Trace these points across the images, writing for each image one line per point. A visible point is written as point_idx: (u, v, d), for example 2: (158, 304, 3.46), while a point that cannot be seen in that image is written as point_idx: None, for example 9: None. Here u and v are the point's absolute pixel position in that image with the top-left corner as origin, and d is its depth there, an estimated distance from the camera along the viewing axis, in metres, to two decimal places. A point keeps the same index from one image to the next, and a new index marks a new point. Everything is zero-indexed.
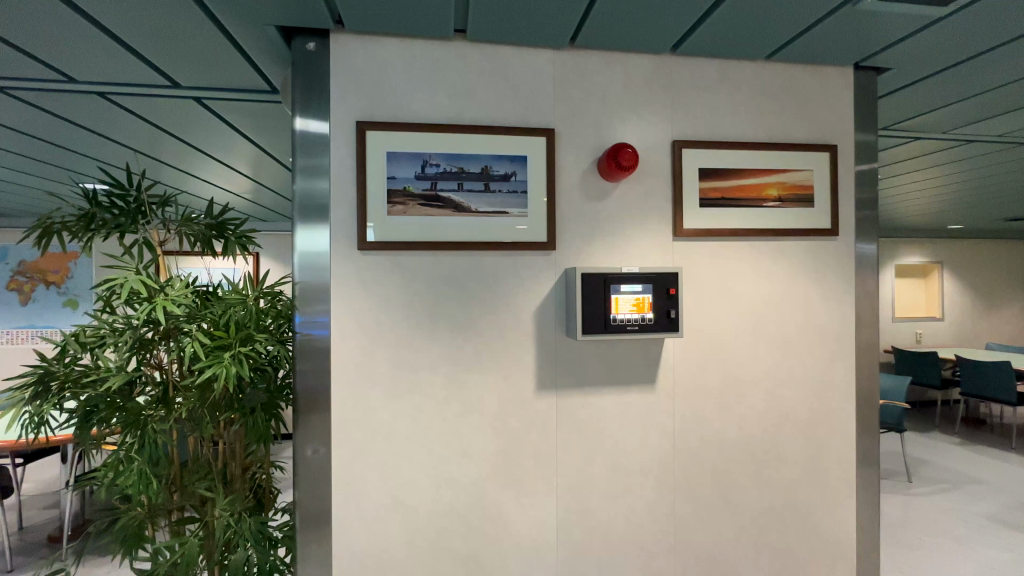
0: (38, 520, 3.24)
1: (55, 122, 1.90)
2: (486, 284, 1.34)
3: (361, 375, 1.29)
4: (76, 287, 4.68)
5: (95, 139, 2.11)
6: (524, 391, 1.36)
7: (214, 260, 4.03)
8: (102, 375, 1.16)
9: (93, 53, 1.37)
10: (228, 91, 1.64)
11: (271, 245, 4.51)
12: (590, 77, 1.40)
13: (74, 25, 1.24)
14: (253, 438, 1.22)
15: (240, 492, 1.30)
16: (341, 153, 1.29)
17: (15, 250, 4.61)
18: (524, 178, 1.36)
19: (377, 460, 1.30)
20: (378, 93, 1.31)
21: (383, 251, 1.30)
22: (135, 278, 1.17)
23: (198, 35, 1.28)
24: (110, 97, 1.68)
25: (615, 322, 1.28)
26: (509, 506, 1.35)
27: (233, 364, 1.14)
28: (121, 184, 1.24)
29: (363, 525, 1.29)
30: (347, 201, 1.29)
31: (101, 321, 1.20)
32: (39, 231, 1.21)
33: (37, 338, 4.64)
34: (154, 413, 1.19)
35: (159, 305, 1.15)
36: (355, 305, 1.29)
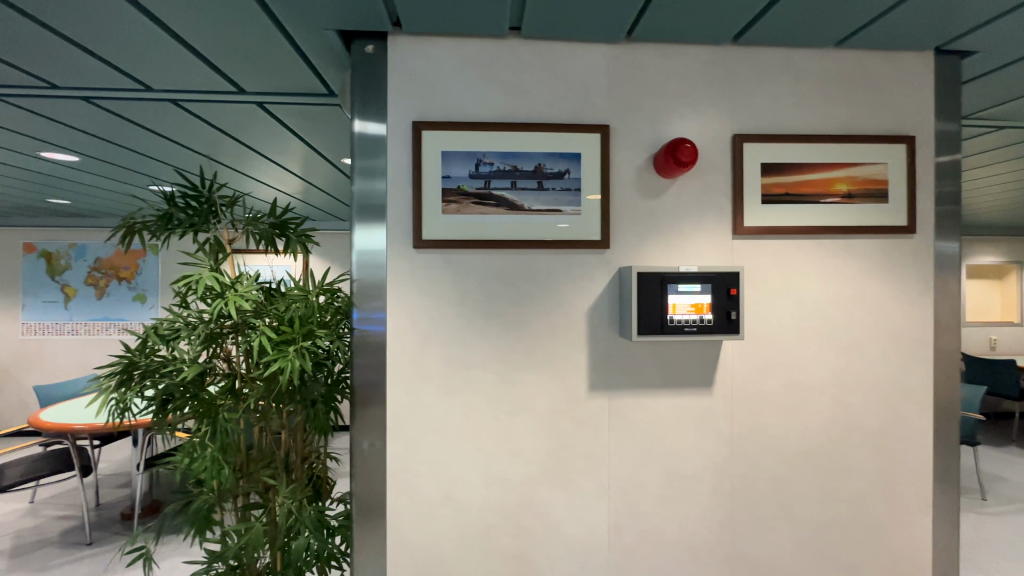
0: (112, 498, 3.52)
1: (130, 128, 2.04)
2: (539, 282, 1.34)
3: (415, 371, 1.31)
4: (145, 283, 5.05)
5: (165, 143, 2.25)
6: (575, 390, 1.35)
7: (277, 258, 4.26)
8: (178, 366, 1.23)
9: (170, 61, 1.46)
10: (287, 96, 1.71)
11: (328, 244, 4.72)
12: (646, 71, 1.37)
13: (153, 35, 1.32)
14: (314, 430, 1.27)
15: (300, 481, 1.35)
16: (397, 153, 1.32)
17: (93, 248, 5.00)
18: (578, 175, 1.34)
19: (429, 456, 1.31)
20: (433, 93, 1.33)
21: (436, 249, 1.31)
22: (209, 275, 1.23)
23: (263, 41, 1.34)
24: (180, 103, 1.79)
25: (671, 323, 1.24)
26: (559, 507, 1.34)
27: (296, 357, 1.19)
28: (194, 186, 1.31)
29: (416, 519, 1.31)
30: (403, 201, 1.32)
31: (177, 315, 1.27)
32: (123, 231, 1.29)
33: (112, 330, 5.01)
34: (224, 403, 1.25)
35: (229, 300, 1.20)
36: (410, 302, 1.31)
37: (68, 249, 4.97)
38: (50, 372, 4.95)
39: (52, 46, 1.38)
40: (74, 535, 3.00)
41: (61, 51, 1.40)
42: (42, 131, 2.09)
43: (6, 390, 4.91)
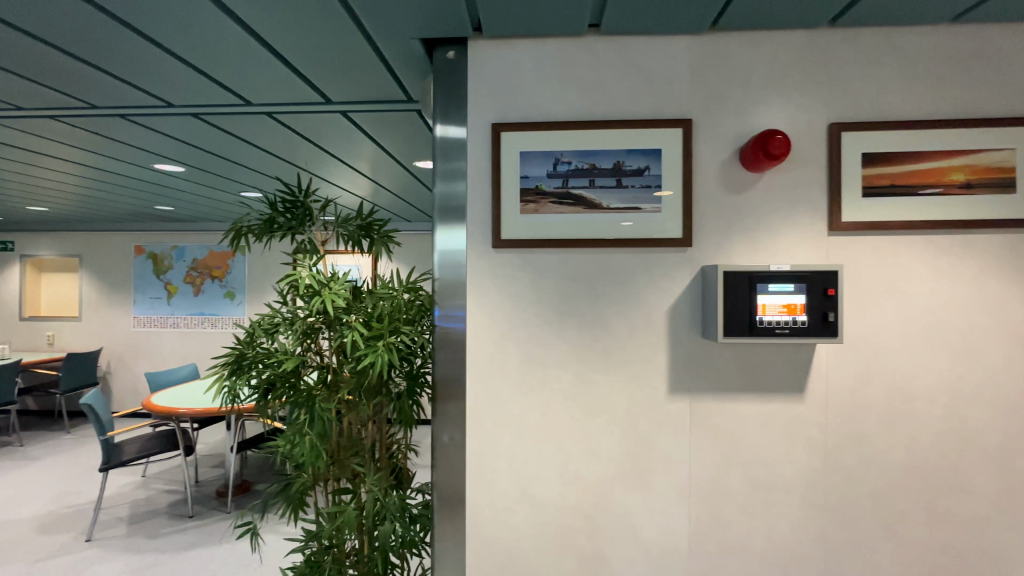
0: (209, 476, 3.88)
1: (229, 139, 2.24)
2: (617, 282, 1.32)
3: (493, 368, 1.34)
4: (233, 281, 5.51)
5: (256, 152, 2.44)
6: (654, 392, 1.32)
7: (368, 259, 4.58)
8: (280, 357, 1.33)
9: (269, 77, 1.60)
10: (369, 104, 1.80)
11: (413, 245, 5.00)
12: (731, 61, 1.31)
13: (260, 56, 1.45)
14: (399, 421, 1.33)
15: (385, 469, 1.42)
16: (477, 155, 1.35)
17: (190, 250, 5.53)
18: (658, 172, 1.30)
19: (506, 452, 1.33)
20: (512, 96, 1.35)
21: (515, 249, 1.33)
22: (307, 274, 1.33)
23: (353, 54, 1.42)
24: (275, 115, 1.94)
25: (761, 325, 1.18)
26: (637, 510, 1.31)
27: (385, 352, 1.25)
28: (293, 192, 1.41)
29: (493, 514, 1.33)
30: (482, 202, 1.35)
31: (277, 311, 1.38)
32: (232, 234, 1.41)
33: (206, 324, 5.51)
34: (319, 393, 1.34)
35: (325, 297, 1.29)
36: (489, 300, 1.34)
37: (170, 250, 5.53)
38: (155, 361, 5.54)
39: (173, 68, 1.53)
40: (178, 507, 3.34)
41: (178, 71, 1.55)
42: (155, 144, 2.33)
43: (120, 376, 5.55)
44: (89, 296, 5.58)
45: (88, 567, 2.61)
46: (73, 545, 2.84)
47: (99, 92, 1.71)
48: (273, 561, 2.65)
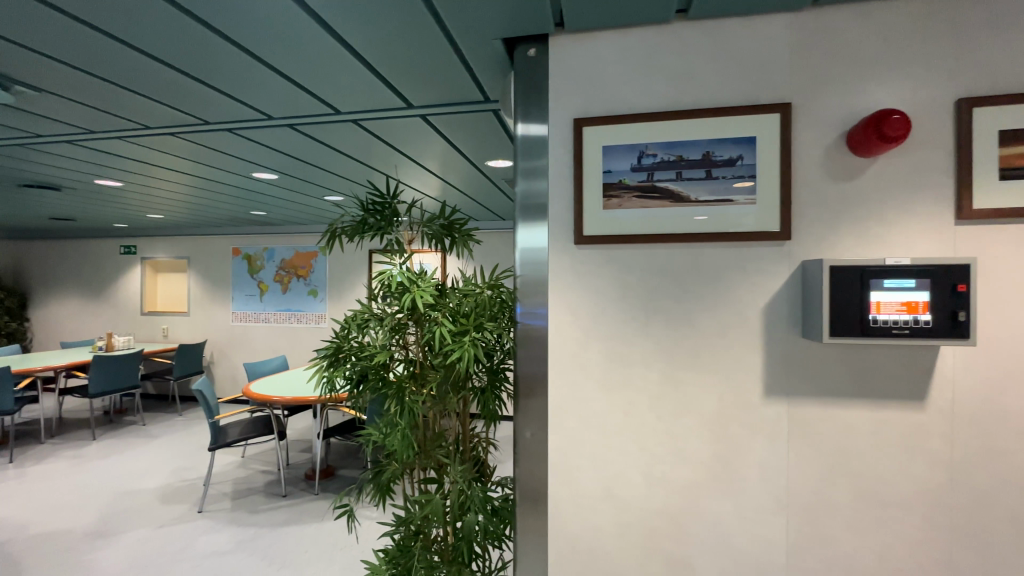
0: (298, 460, 4.21)
1: (317, 147, 2.41)
2: (707, 278, 1.26)
3: (575, 365, 1.33)
4: (316, 280, 5.92)
5: (340, 158, 2.60)
6: (747, 395, 1.25)
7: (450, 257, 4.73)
8: (372, 351, 1.40)
9: (358, 86, 1.69)
10: (447, 106, 1.86)
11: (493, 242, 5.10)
12: (837, 38, 1.20)
13: (352, 67, 1.55)
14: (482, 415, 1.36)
15: (469, 462, 1.46)
16: (559, 152, 1.35)
17: (279, 251, 6.00)
18: (753, 161, 1.23)
19: (589, 451, 1.32)
20: (594, 90, 1.33)
21: (597, 245, 1.32)
22: (398, 272, 1.39)
23: (437, 58, 1.47)
24: (360, 122, 2.06)
25: (875, 324, 1.08)
26: (728, 517, 1.25)
27: (471, 348, 1.29)
28: (382, 194, 1.48)
29: (575, 512, 1.32)
30: (563, 199, 1.34)
31: (369, 307, 1.45)
32: (327, 235, 1.50)
33: (293, 319, 5.97)
34: (408, 386, 1.40)
35: (415, 294, 1.34)
36: (571, 297, 1.34)
37: (262, 251, 6.04)
38: (250, 352, 6.09)
39: (275, 83, 1.67)
40: (273, 487, 3.65)
41: (277, 85, 1.68)
42: (254, 153, 2.55)
43: (222, 365, 6.16)
44: (196, 293, 6.24)
45: (201, 535, 2.93)
46: (187, 515, 3.20)
47: (211, 108, 1.90)
48: (368, 542, 2.85)
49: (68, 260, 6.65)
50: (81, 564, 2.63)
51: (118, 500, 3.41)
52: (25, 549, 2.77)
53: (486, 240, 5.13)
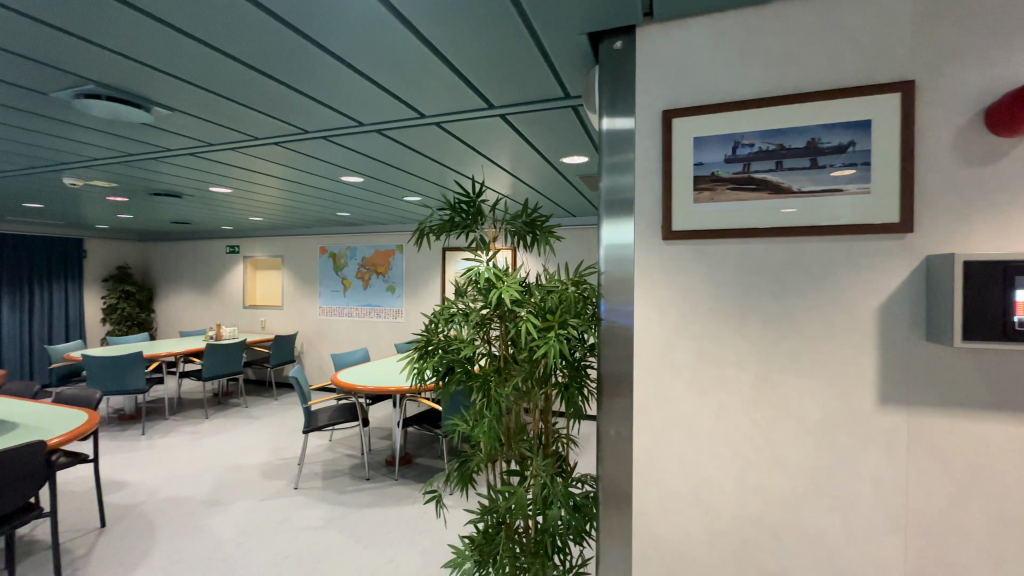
0: (380, 445, 4.47)
1: (401, 149, 2.54)
2: (811, 275, 1.18)
3: (663, 365, 1.30)
4: (394, 276, 6.23)
5: (420, 159, 2.72)
6: (858, 401, 1.15)
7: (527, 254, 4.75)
8: (459, 345, 1.46)
9: (444, 90, 1.76)
10: (528, 104, 1.87)
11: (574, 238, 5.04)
12: (973, 5, 1.06)
13: (440, 71, 1.60)
14: (566, 410, 1.36)
15: (551, 456, 1.47)
16: (645, 145, 1.32)
17: (361, 249, 6.39)
18: (866, 146, 1.12)
19: (677, 452, 1.28)
20: (684, 80, 1.28)
21: (687, 240, 1.27)
22: (484, 269, 1.42)
23: (520, 57, 1.49)
24: (442, 125, 2.14)
25: (1018, 327, 0.96)
26: (833, 532, 1.16)
27: (557, 343, 1.29)
28: (467, 193, 1.52)
29: (662, 514, 1.29)
30: (651, 193, 1.31)
31: (455, 302, 1.50)
32: (417, 233, 1.58)
33: (372, 314, 6.33)
34: (493, 379, 1.44)
35: (501, 290, 1.37)
36: (659, 294, 1.30)
37: (346, 250, 6.46)
38: (335, 344, 6.55)
39: (368, 91, 1.78)
40: (358, 470, 3.90)
41: (369, 93, 1.79)
42: (343, 158, 2.74)
43: (311, 355, 6.68)
44: (289, 288, 6.81)
45: (297, 510, 3.21)
46: (285, 491, 3.51)
47: (309, 117, 2.05)
48: (455, 527, 3.00)
49: (184, 259, 7.53)
50: (200, 527, 2.98)
51: (228, 473, 3.83)
52: (157, 510, 3.19)
53: (566, 237, 5.08)
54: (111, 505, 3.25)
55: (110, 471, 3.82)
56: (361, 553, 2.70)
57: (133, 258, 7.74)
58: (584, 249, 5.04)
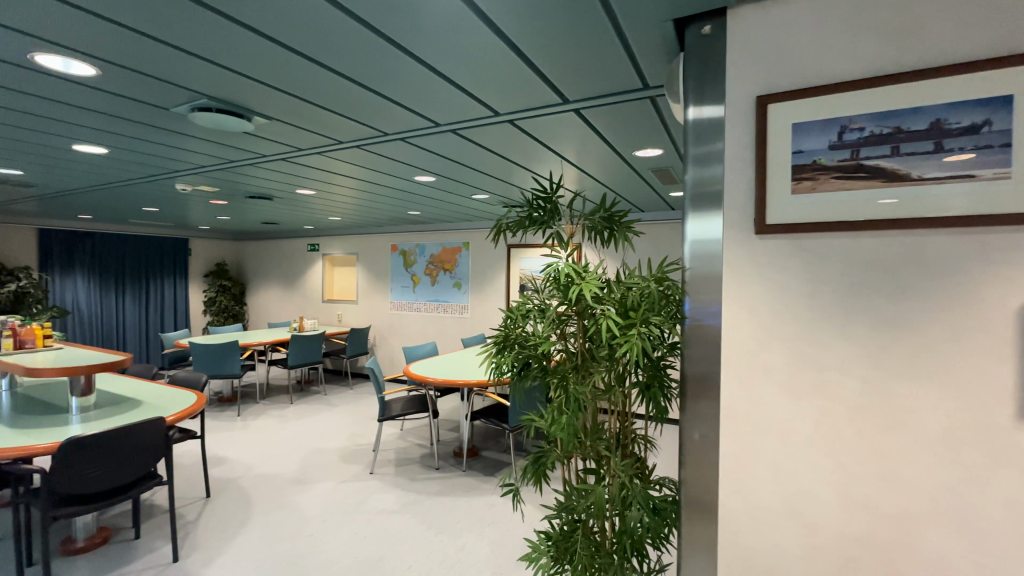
0: (447, 437, 4.62)
1: (473, 147, 2.59)
2: (933, 272, 1.06)
3: (754, 367, 1.22)
4: (460, 273, 6.39)
5: (491, 156, 2.76)
6: (990, 414, 1.01)
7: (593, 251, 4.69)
8: (537, 341, 1.47)
9: (518, 87, 1.77)
10: (604, 97, 1.83)
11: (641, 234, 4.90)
12: None
13: (517, 68, 1.61)
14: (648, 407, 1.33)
15: (629, 456, 1.44)
16: (737, 134, 1.25)
17: (429, 247, 6.62)
18: (1007, 125, 0.98)
19: (769, 461, 1.20)
20: (781, 62, 1.19)
21: (783, 234, 1.19)
22: (565, 264, 1.42)
23: (600, 49, 1.46)
24: (516, 122, 2.16)
25: None
26: (957, 559, 1.04)
27: (640, 341, 1.26)
28: (545, 189, 1.52)
29: (751, 524, 1.22)
30: (743, 185, 1.24)
31: (534, 298, 1.51)
32: (495, 230, 1.60)
33: (440, 309, 6.53)
34: (572, 376, 1.43)
35: (582, 286, 1.36)
36: (750, 292, 1.23)
37: (415, 247, 6.71)
38: (405, 337, 6.84)
39: (446, 92, 1.83)
40: (428, 460, 4.05)
41: (448, 93, 1.84)
42: (417, 158, 2.84)
43: (383, 347, 7.02)
44: (363, 284, 7.20)
45: (373, 493, 3.39)
46: (362, 475, 3.73)
47: (389, 119, 2.15)
48: (529, 522, 3.03)
49: (271, 256, 8.18)
50: (289, 504, 3.23)
51: (311, 454, 4.12)
52: (252, 485, 3.50)
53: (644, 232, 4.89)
54: (214, 478, 3.61)
55: (213, 447, 4.25)
56: (433, 538, 2.81)
57: (229, 255, 8.52)
58: (654, 245, 4.88)
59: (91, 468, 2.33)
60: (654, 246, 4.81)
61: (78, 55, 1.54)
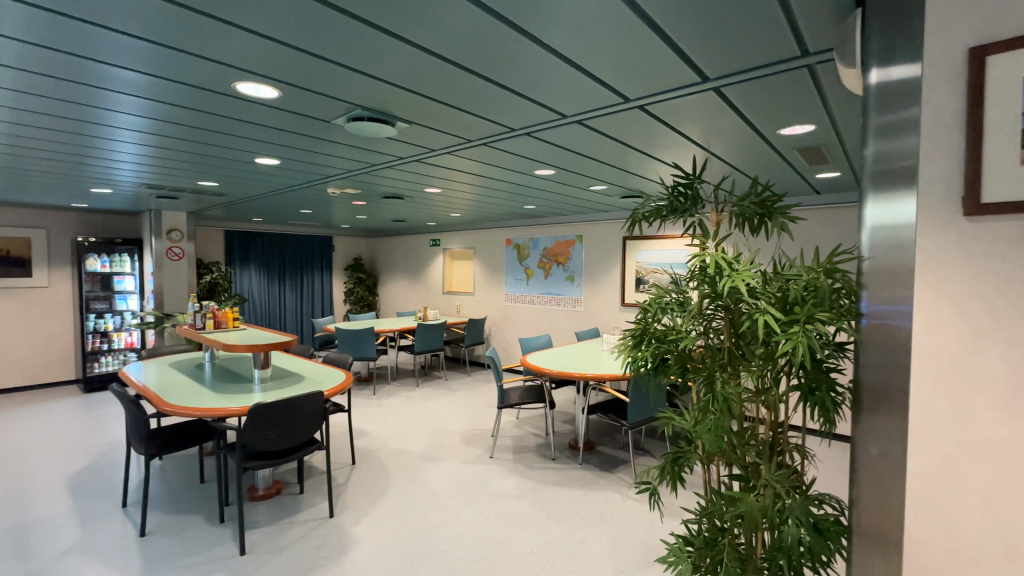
0: (562, 428, 4.65)
1: (599, 138, 2.55)
2: None
3: (958, 375, 1.02)
4: (574, 266, 6.36)
5: (614, 145, 2.70)
6: None
7: (761, 242, 4.15)
8: (678, 335, 1.40)
9: (653, 70, 1.68)
10: (751, 71, 1.66)
11: (813, 219, 4.27)
12: None
13: (656, 50, 1.53)
14: (821, 415, 1.21)
15: (785, 468, 1.31)
16: (939, 97, 1.04)
17: (543, 240, 6.70)
18: None
19: (977, 488, 1.00)
20: (1007, 3, 0.97)
21: (1005, 215, 0.97)
22: (714, 255, 1.31)
23: (756, 19, 1.32)
24: (646, 107, 2.07)
25: None
26: None
27: (806, 338, 1.13)
28: (687, 174, 1.43)
29: (950, 560, 1.02)
30: (946, 157, 1.04)
31: (676, 292, 1.45)
32: (630, 221, 1.56)
33: (553, 302, 6.58)
34: (720, 374, 1.34)
35: (737, 279, 1.24)
36: (954, 285, 1.03)
37: (529, 241, 6.84)
38: (519, 329, 7.03)
39: (578, 82, 1.81)
40: (544, 449, 4.12)
41: (579, 84, 1.82)
42: (540, 152, 2.88)
43: (498, 338, 7.30)
44: (480, 277, 7.54)
45: (494, 477, 3.55)
46: (482, 457, 3.93)
47: (518, 115, 2.20)
48: (664, 527, 2.88)
49: (399, 251, 8.96)
50: (420, 478, 3.52)
51: (436, 434, 4.46)
52: (389, 458, 3.89)
53: (805, 218, 4.33)
54: (358, 448, 4.08)
55: (355, 420, 4.80)
56: (551, 527, 2.85)
57: (364, 251, 9.53)
58: (820, 233, 4.25)
59: (271, 430, 2.77)
60: (818, 234, 4.22)
61: (264, 79, 1.81)
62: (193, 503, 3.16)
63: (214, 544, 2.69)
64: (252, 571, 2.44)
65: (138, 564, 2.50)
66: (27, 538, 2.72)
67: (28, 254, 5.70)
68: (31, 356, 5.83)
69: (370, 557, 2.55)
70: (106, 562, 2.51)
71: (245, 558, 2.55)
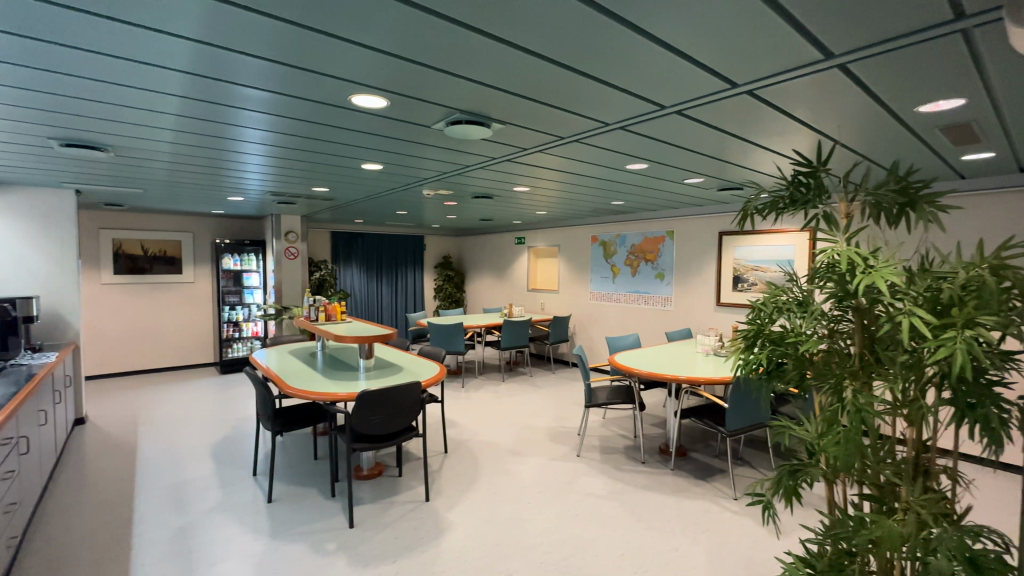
0: (651, 432, 4.48)
1: (700, 128, 2.42)
2: None
3: None
4: (664, 264, 6.10)
5: (715, 135, 2.54)
6: None
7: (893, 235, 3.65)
8: (800, 338, 1.29)
9: (768, 52, 1.56)
10: (887, 43, 1.47)
11: (971, 207, 3.67)
12: None
13: (773, 30, 1.42)
14: (982, 434, 1.05)
15: (933, 493, 1.17)
16: None
17: (630, 237, 6.51)
18: None
19: None
20: None
21: None
22: (847, 250, 1.18)
23: None
24: (756, 91, 1.91)
25: None
26: None
27: (965, 343, 0.98)
28: (810, 162, 1.31)
29: None
30: None
31: (798, 291, 1.35)
32: (741, 216, 1.46)
33: (641, 300, 6.37)
34: (851, 382, 1.21)
35: (878, 277, 1.10)
36: None
37: (616, 238, 6.69)
38: (605, 327, 6.90)
39: (681, 71, 1.73)
40: (633, 452, 4.01)
41: (683, 73, 1.74)
42: (633, 146, 2.80)
43: (583, 336, 7.23)
44: (565, 274, 7.51)
45: (581, 475, 3.53)
46: (569, 455, 3.92)
47: (614, 109, 2.15)
48: (774, 544, 2.67)
49: (485, 249, 9.20)
50: (509, 471, 3.61)
51: (523, 429, 4.52)
52: (478, 449, 4.02)
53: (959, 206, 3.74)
54: (450, 438, 4.27)
55: (446, 412, 5.02)
56: (642, 532, 2.78)
57: (452, 249, 9.92)
58: (975, 224, 3.66)
59: (376, 415, 3.00)
60: (978, 225, 3.63)
61: (374, 90, 1.96)
62: (309, 477, 3.52)
63: (327, 515, 2.98)
64: (360, 544, 2.66)
65: (266, 527, 2.84)
66: (182, 495, 3.21)
67: (179, 254, 6.71)
68: (181, 341, 6.87)
69: (464, 542, 2.67)
70: (242, 522, 2.88)
71: (353, 531, 2.79)
